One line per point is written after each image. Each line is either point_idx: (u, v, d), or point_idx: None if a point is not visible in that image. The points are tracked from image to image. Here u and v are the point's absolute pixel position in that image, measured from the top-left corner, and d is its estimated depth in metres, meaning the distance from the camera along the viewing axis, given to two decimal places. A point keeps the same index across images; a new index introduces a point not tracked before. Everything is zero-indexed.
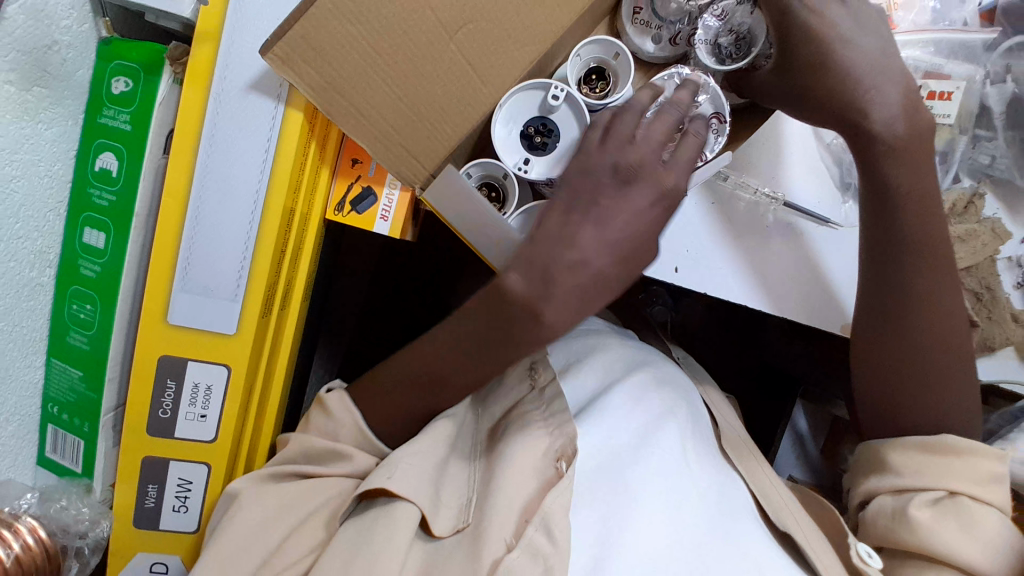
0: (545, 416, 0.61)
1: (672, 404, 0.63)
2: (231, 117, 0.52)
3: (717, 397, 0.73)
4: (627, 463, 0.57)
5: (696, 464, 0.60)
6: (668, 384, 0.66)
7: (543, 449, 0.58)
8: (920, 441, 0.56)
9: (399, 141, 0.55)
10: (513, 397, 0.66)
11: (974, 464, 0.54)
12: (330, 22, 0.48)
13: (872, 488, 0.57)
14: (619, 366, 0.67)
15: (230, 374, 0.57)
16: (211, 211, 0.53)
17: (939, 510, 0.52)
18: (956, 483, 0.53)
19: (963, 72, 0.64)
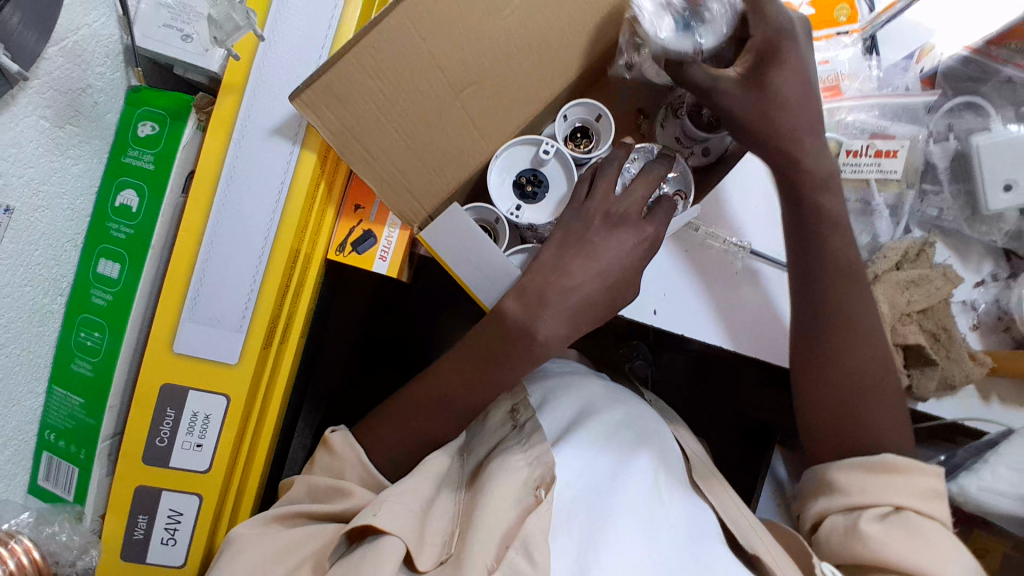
0: (523, 448, 0.63)
1: (646, 437, 0.66)
2: (249, 159, 0.56)
3: (684, 432, 0.77)
4: (605, 491, 0.59)
5: (668, 498, 0.61)
6: (639, 422, 0.68)
7: (521, 478, 0.60)
8: (868, 460, 0.59)
9: (404, 182, 0.60)
10: (495, 438, 0.69)
11: (915, 481, 0.57)
12: (353, 75, 0.54)
13: (824, 508, 0.60)
14: (599, 398, 0.70)
15: (229, 405, 0.58)
16: (224, 244, 0.56)
17: (887, 524, 0.55)
18: (900, 498, 0.56)
19: (906, 132, 0.71)
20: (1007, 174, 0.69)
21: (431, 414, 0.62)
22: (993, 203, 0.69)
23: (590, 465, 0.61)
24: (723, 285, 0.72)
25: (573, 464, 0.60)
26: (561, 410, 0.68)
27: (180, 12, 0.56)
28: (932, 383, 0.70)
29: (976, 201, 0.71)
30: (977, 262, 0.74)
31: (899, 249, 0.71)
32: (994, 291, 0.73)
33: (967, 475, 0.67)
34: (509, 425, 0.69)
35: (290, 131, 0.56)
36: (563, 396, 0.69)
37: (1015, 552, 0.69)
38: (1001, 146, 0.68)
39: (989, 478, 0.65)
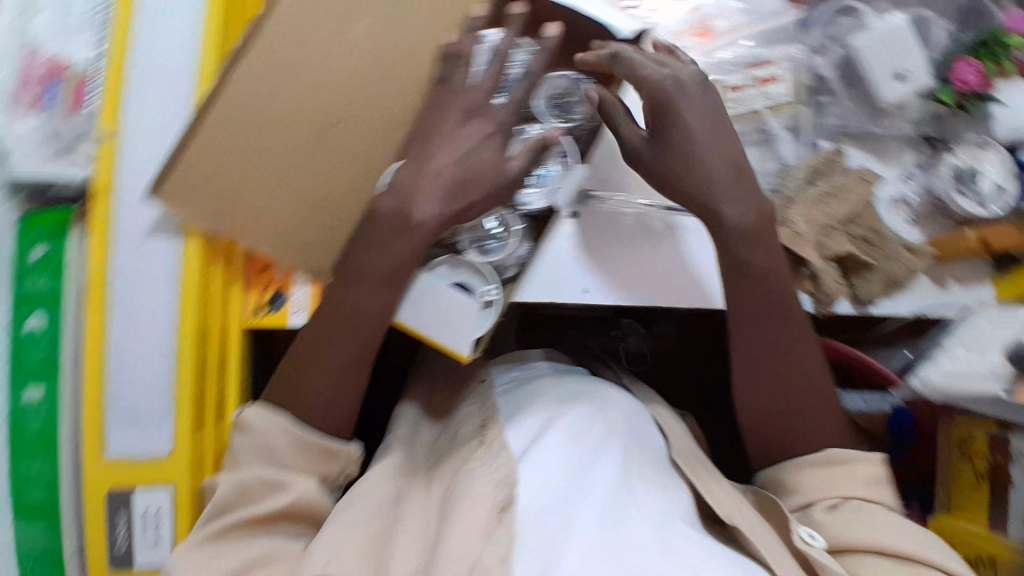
0: (489, 467, 0.64)
1: (615, 427, 0.68)
2: (133, 258, 0.58)
3: (664, 412, 0.79)
4: (571, 495, 0.59)
5: (640, 486, 0.62)
6: (613, 411, 0.70)
7: (489, 503, 0.60)
8: (818, 459, 0.61)
9: (299, 240, 0.62)
10: (465, 456, 0.68)
11: (855, 469, 0.60)
12: (210, 153, 0.58)
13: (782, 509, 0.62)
14: (559, 401, 0.71)
15: (175, 495, 0.60)
16: (129, 344, 0.58)
17: (842, 512, 0.58)
18: (847, 489, 0.60)
19: (782, 54, 0.71)
20: (895, 63, 0.68)
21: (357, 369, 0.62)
22: (888, 92, 0.69)
23: (558, 469, 0.61)
24: (643, 250, 0.73)
25: (538, 475, 0.61)
26: (527, 425, 0.68)
27: (51, 134, 0.58)
28: (876, 285, 0.68)
29: (870, 95, 0.70)
30: (897, 153, 0.72)
31: (805, 166, 0.71)
32: (920, 179, 0.71)
33: (926, 366, 0.67)
34: (477, 440, 0.69)
35: (164, 239, 0.58)
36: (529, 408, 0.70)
37: (1001, 430, 0.67)
38: (882, 39, 0.68)
39: (949, 362, 0.65)
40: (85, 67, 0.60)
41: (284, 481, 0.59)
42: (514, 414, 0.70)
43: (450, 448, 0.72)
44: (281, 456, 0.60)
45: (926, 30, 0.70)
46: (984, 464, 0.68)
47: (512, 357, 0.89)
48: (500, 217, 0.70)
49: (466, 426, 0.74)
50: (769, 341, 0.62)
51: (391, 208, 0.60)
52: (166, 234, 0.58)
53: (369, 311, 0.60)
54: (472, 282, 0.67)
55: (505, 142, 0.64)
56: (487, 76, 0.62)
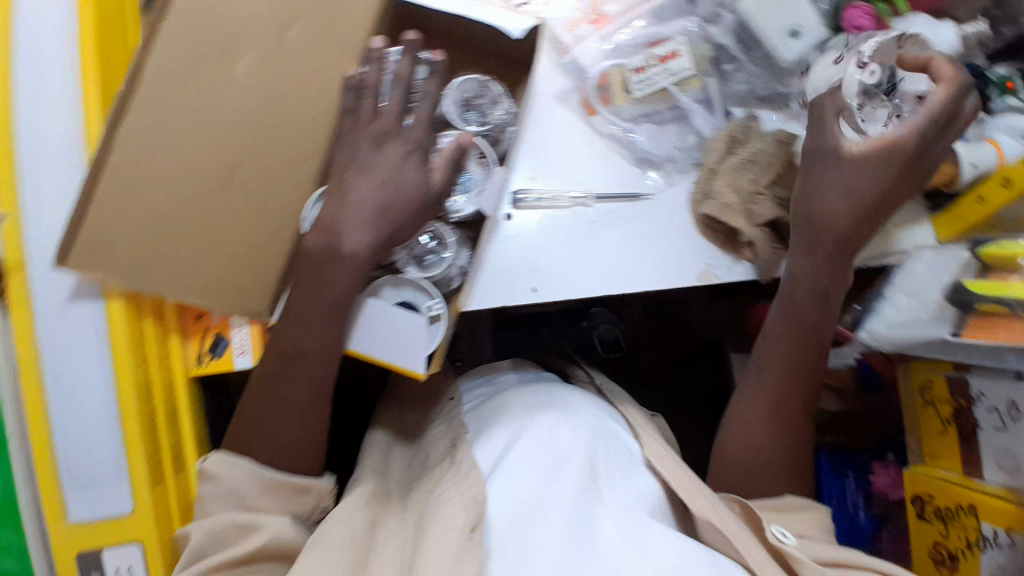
0: (459, 488, 0.66)
1: (577, 425, 0.71)
2: (62, 328, 0.57)
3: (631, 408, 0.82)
4: (536, 506, 0.62)
5: (602, 483, 0.66)
6: (575, 415, 0.73)
7: (459, 522, 0.62)
8: (772, 500, 0.64)
9: (231, 283, 0.64)
10: (436, 478, 0.72)
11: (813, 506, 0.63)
12: (108, 217, 0.60)
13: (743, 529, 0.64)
14: (523, 411, 0.74)
15: (145, 551, 0.60)
16: (71, 414, 0.58)
17: (803, 540, 0.59)
18: (804, 526, 0.61)
19: (676, 30, 0.72)
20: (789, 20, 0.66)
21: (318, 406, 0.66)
22: (789, 53, 0.67)
23: (524, 482, 0.65)
24: (575, 244, 0.72)
25: (505, 492, 0.64)
26: (495, 442, 0.72)
27: None
28: None
29: (774, 59, 0.69)
30: (811, 110, 0.72)
31: (722, 137, 0.71)
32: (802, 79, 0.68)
33: (872, 318, 0.65)
34: (449, 459, 0.73)
35: (91, 302, 0.59)
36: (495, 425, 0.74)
37: (957, 372, 0.65)
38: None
39: (895, 312, 0.64)
40: None
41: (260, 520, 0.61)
42: (480, 436, 0.74)
43: (423, 470, 0.77)
44: (251, 498, 0.62)
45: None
46: (948, 409, 0.67)
47: (480, 377, 0.91)
48: (436, 229, 0.72)
49: (437, 447, 0.78)
50: (806, 347, 0.66)
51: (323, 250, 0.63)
52: (93, 306, 0.59)
53: (311, 359, 0.64)
54: (414, 297, 0.69)
55: (425, 156, 0.67)
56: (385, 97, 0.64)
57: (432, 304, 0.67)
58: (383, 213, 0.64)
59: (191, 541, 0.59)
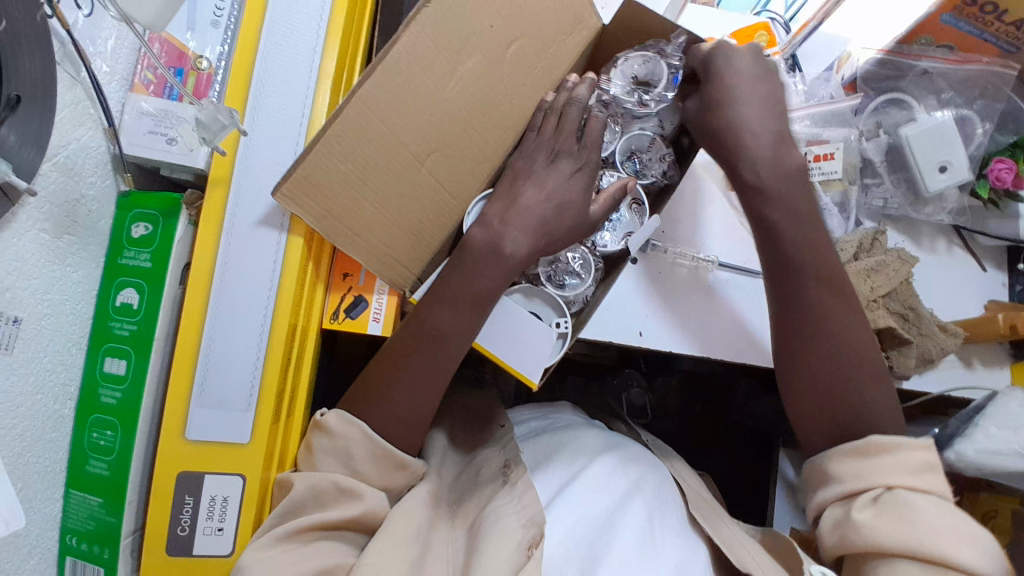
0: (516, 506, 0.67)
1: (639, 477, 0.72)
2: (242, 247, 0.59)
3: (682, 468, 0.86)
4: (600, 539, 0.63)
5: (660, 530, 0.66)
6: (633, 462, 0.75)
7: (516, 540, 0.63)
8: (853, 447, 0.61)
9: (390, 253, 0.66)
10: (486, 496, 0.72)
11: (906, 456, 0.58)
12: (325, 162, 0.59)
13: (822, 500, 0.62)
14: (583, 451, 0.76)
15: (245, 484, 0.59)
16: (223, 331, 0.58)
17: (878, 507, 0.56)
18: (889, 478, 0.58)
19: (838, 135, 0.77)
20: (941, 156, 0.73)
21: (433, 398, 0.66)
22: (932, 184, 0.74)
23: (582, 518, 0.65)
24: (690, 302, 0.80)
25: (564, 519, 0.65)
26: (553, 473, 0.73)
27: (162, 118, 0.60)
28: (911, 359, 0.74)
29: (916, 186, 0.76)
30: (930, 240, 0.79)
31: (853, 241, 0.76)
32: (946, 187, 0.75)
33: (962, 441, 0.69)
34: (501, 479, 0.73)
35: (273, 233, 0.60)
36: (556, 456, 0.76)
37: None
38: (929, 133, 0.73)
39: (983, 439, 0.68)
40: (211, 62, 0.62)
41: (359, 490, 0.61)
42: (538, 466, 0.75)
43: (474, 485, 0.76)
44: (357, 462, 0.62)
45: (968, 129, 0.75)
46: (1005, 540, 0.72)
47: (536, 412, 0.94)
48: (581, 254, 0.74)
49: (488, 463, 0.77)
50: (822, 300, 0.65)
51: (489, 245, 0.65)
52: (274, 237, 0.60)
53: (450, 347, 0.65)
54: (544, 313, 0.71)
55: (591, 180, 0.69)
56: (575, 121, 0.67)
57: (562, 320, 0.70)
58: (539, 227, 0.67)
59: (293, 492, 0.59)
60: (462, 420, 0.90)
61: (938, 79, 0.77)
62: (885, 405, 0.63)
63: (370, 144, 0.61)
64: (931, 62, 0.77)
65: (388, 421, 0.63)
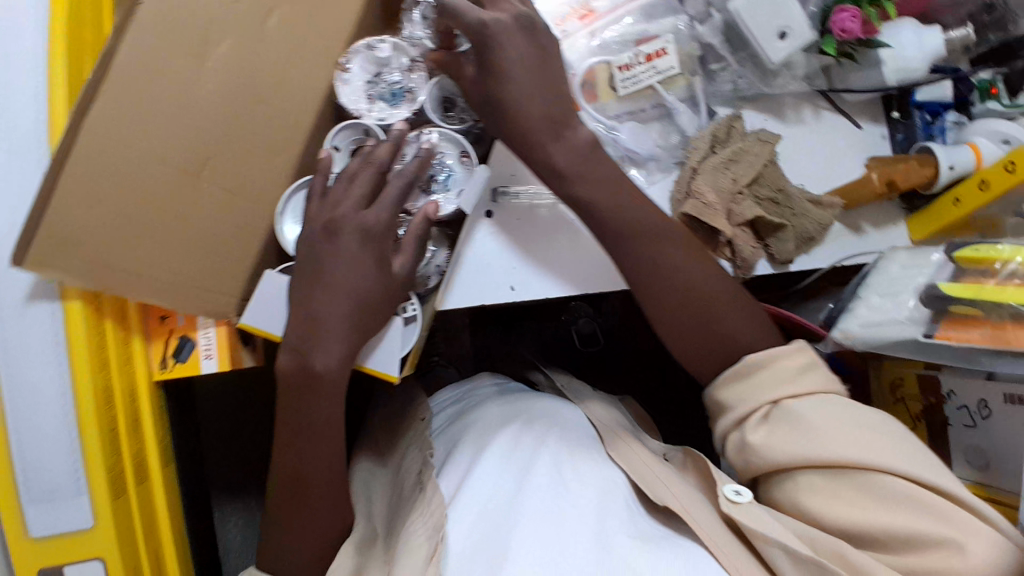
0: (422, 513, 0.62)
1: (542, 435, 0.68)
2: (14, 330, 0.54)
3: (593, 401, 0.79)
4: (506, 521, 0.59)
5: (575, 480, 0.63)
6: (540, 421, 0.70)
7: (422, 550, 0.58)
8: (733, 372, 0.61)
9: (193, 283, 0.59)
10: (408, 509, 0.66)
11: (780, 367, 0.60)
12: (71, 214, 0.53)
13: (721, 427, 0.61)
14: (489, 426, 0.71)
15: (106, 564, 0.57)
16: (25, 419, 0.54)
17: (770, 425, 0.58)
18: (774, 393, 0.59)
19: (664, 27, 0.68)
20: (778, 21, 0.65)
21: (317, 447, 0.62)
22: (775, 54, 0.66)
23: (489, 500, 0.62)
24: (556, 241, 0.72)
25: (469, 511, 0.61)
26: (460, 460, 0.68)
27: None
28: (790, 244, 0.68)
29: (760, 60, 0.68)
30: (795, 110, 0.71)
31: (706, 135, 0.69)
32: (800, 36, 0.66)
33: (846, 319, 0.65)
34: (419, 489, 0.67)
35: (47, 304, 0.55)
36: (461, 444, 0.70)
37: (927, 371, 0.68)
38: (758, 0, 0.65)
39: (866, 312, 0.64)
40: None
41: None
42: (447, 461, 0.70)
43: (402, 502, 0.69)
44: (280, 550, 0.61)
45: None
46: (918, 407, 0.70)
47: (454, 395, 0.89)
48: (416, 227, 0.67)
49: (409, 472, 0.71)
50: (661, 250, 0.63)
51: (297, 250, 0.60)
52: (48, 309, 0.55)
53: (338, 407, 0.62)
54: None
55: (395, 146, 0.62)
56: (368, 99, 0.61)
57: (409, 304, 0.65)
58: (346, 218, 0.60)
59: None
60: (380, 429, 0.84)
61: None
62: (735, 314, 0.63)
63: (118, 175, 0.55)
64: None
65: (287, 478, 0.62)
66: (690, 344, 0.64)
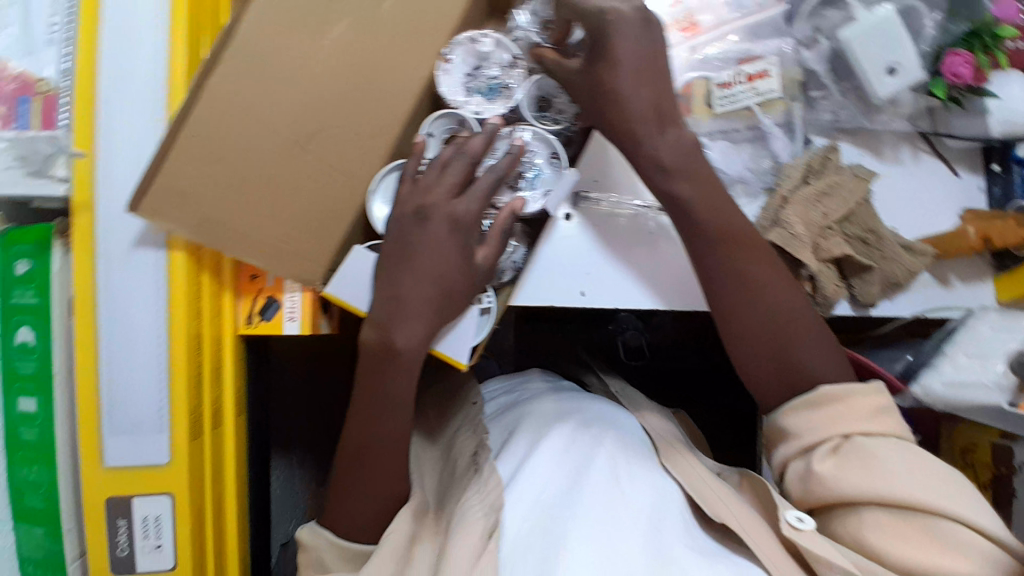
0: (480, 495, 0.62)
1: (599, 435, 0.65)
2: (121, 271, 0.57)
3: (650, 414, 0.76)
4: (561, 514, 0.57)
5: (629, 483, 0.61)
6: (596, 422, 0.68)
7: (479, 529, 0.59)
8: (806, 399, 0.59)
9: (288, 249, 0.62)
10: (462, 488, 0.67)
11: (856, 403, 0.58)
12: (184, 169, 0.57)
13: (784, 456, 0.61)
14: (547, 420, 0.70)
15: (175, 502, 0.60)
16: (121, 355, 0.58)
17: (840, 458, 0.56)
18: (848, 426, 0.57)
19: (772, 49, 0.68)
20: (888, 57, 0.64)
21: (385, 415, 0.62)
22: (882, 89, 0.65)
23: (545, 491, 0.61)
24: (635, 251, 0.72)
25: (523, 499, 0.60)
26: (516, 448, 0.67)
27: (18, 149, 0.57)
28: (875, 286, 0.68)
29: (866, 94, 0.67)
30: (894, 150, 0.70)
31: (800, 164, 0.68)
32: (911, 75, 0.64)
33: (930, 375, 0.65)
34: (472, 470, 0.68)
35: (151, 251, 0.58)
36: (518, 432, 0.69)
37: (1003, 440, 0.65)
38: (873, 32, 0.63)
39: (951, 371, 0.63)
40: (53, 82, 0.58)
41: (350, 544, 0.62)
42: (503, 446, 0.69)
43: (451, 482, 0.70)
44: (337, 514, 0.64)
45: (916, 21, 0.66)
46: (987, 476, 0.66)
47: (504, 386, 0.89)
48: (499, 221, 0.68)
49: (461, 454, 0.72)
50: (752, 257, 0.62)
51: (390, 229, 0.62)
52: (153, 256, 0.58)
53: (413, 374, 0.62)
54: None
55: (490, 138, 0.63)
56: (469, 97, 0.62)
57: (487, 295, 0.66)
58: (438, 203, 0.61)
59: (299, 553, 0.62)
60: (432, 408, 0.83)
61: None
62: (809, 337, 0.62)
63: (230, 136, 0.58)
64: None
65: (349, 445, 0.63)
66: (762, 360, 0.62)
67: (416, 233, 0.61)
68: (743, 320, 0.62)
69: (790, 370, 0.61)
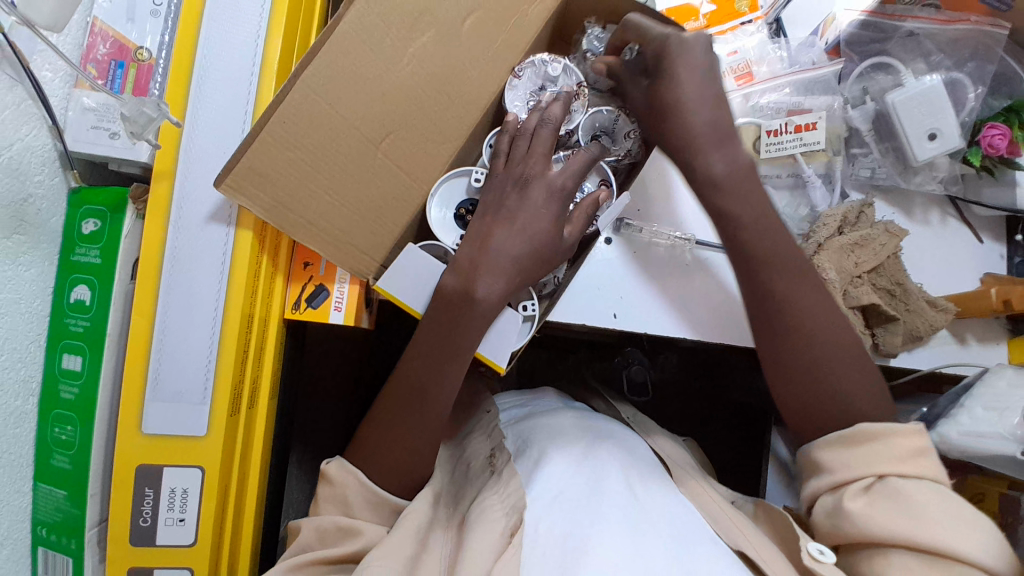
0: (500, 495, 0.61)
1: (616, 453, 0.65)
2: (189, 241, 0.59)
3: (663, 442, 0.77)
4: (580, 514, 0.55)
5: (647, 499, 0.59)
6: (614, 441, 0.68)
7: (499, 528, 0.57)
8: (841, 436, 0.58)
9: (349, 240, 0.63)
10: (477, 487, 0.66)
11: (893, 443, 0.55)
12: (272, 152, 0.58)
13: (815, 488, 0.59)
14: (566, 431, 0.69)
15: (205, 477, 0.60)
16: (176, 321, 0.58)
17: (871, 496, 0.53)
18: (881, 465, 0.55)
19: (820, 104, 0.72)
20: (929, 123, 0.69)
21: (414, 406, 0.63)
22: (921, 153, 0.69)
23: (566, 490, 0.58)
24: (670, 281, 0.74)
25: (544, 496, 0.58)
26: (533, 453, 0.66)
27: (103, 113, 0.61)
28: (898, 336, 0.70)
29: (905, 155, 0.71)
30: (924, 213, 0.74)
31: (838, 214, 0.72)
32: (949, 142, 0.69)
33: (946, 423, 0.66)
34: (488, 471, 0.67)
35: (222, 227, 0.60)
36: (536, 438, 0.68)
37: (1012, 490, 0.69)
38: (916, 98, 0.69)
39: (968, 422, 0.64)
40: (152, 53, 0.62)
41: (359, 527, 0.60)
42: (521, 449, 0.67)
43: (465, 481, 0.69)
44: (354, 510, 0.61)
45: (959, 93, 0.71)
46: None
47: (517, 399, 0.88)
48: None
49: (477, 458, 0.70)
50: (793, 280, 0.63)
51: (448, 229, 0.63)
52: (222, 232, 0.60)
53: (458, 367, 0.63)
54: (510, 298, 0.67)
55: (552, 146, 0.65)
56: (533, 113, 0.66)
57: (529, 303, 0.69)
58: (500, 210, 0.64)
59: (300, 537, 0.59)
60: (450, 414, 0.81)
61: (924, 41, 0.73)
62: (855, 373, 0.61)
63: (314, 126, 0.59)
64: (916, 22, 0.73)
65: (379, 434, 0.63)
66: (798, 388, 0.61)
67: (472, 247, 0.63)
68: (801, 345, 0.61)
69: (826, 402, 0.60)
